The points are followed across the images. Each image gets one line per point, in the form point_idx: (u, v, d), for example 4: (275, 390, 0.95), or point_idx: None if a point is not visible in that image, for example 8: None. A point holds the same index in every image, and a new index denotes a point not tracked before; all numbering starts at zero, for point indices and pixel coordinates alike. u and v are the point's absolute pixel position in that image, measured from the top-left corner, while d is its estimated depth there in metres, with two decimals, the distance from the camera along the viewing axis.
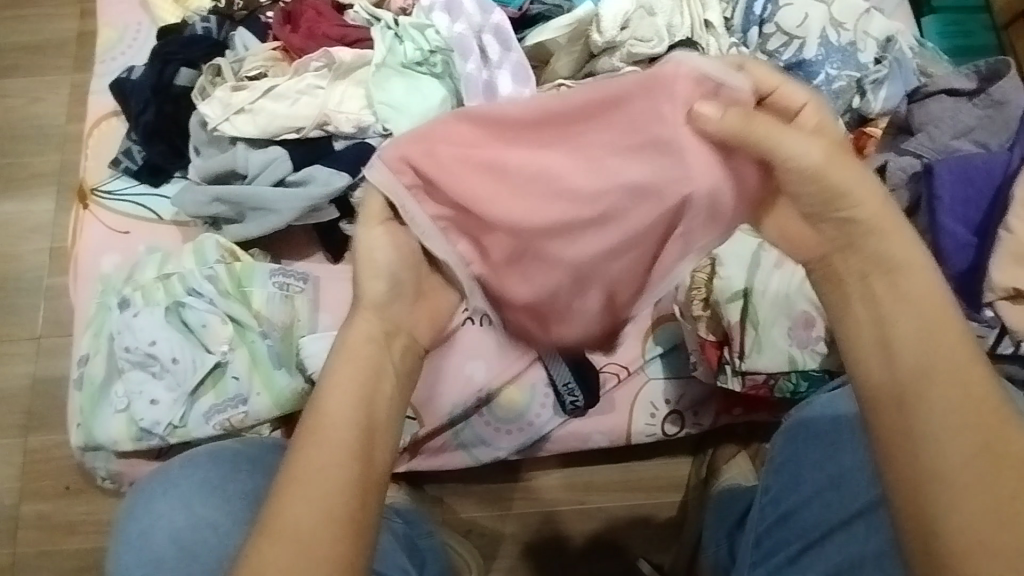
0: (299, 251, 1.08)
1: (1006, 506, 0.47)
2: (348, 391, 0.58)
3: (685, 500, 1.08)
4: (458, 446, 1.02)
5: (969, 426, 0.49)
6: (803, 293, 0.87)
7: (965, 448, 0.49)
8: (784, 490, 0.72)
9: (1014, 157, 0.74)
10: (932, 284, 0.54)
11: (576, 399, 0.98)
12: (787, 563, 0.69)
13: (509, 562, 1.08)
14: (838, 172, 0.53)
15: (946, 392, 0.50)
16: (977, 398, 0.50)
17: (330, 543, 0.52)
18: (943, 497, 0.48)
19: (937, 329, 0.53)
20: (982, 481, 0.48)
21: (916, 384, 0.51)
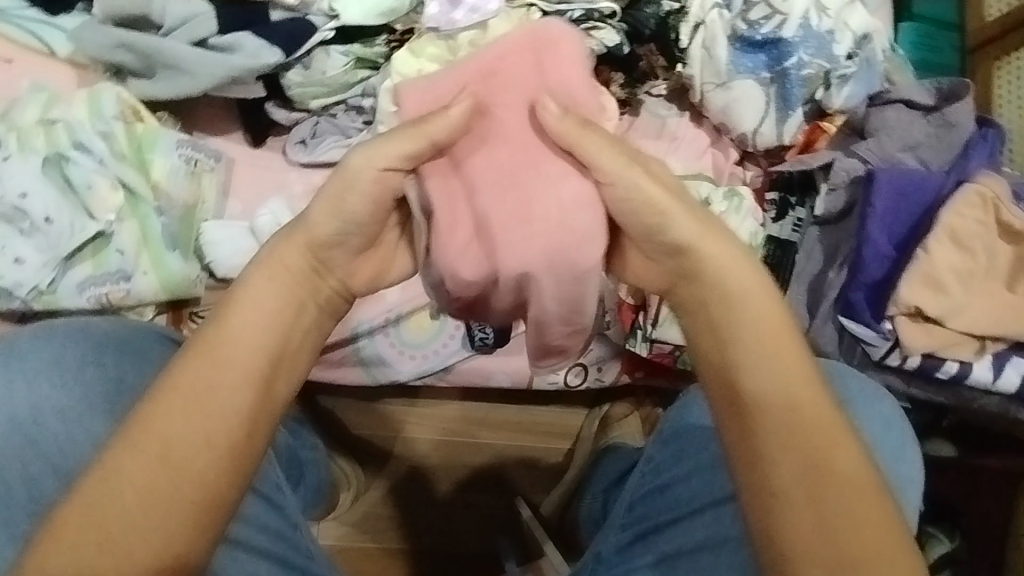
0: (213, 126, 0.97)
1: (829, 522, 0.46)
2: (259, 310, 0.51)
3: (571, 449, 1.12)
4: (357, 363, 0.98)
5: (795, 444, 0.48)
6: None
7: (793, 462, 0.48)
8: (669, 463, 0.67)
9: (948, 182, 0.79)
10: (770, 308, 0.52)
11: (486, 336, 0.97)
12: (653, 531, 0.64)
13: (389, 483, 1.08)
14: (672, 210, 0.54)
15: (778, 412, 0.49)
16: (821, 429, 0.49)
17: (203, 467, 0.47)
18: (784, 511, 0.47)
19: (778, 358, 0.50)
20: (808, 498, 0.47)
21: (757, 402, 0.50)
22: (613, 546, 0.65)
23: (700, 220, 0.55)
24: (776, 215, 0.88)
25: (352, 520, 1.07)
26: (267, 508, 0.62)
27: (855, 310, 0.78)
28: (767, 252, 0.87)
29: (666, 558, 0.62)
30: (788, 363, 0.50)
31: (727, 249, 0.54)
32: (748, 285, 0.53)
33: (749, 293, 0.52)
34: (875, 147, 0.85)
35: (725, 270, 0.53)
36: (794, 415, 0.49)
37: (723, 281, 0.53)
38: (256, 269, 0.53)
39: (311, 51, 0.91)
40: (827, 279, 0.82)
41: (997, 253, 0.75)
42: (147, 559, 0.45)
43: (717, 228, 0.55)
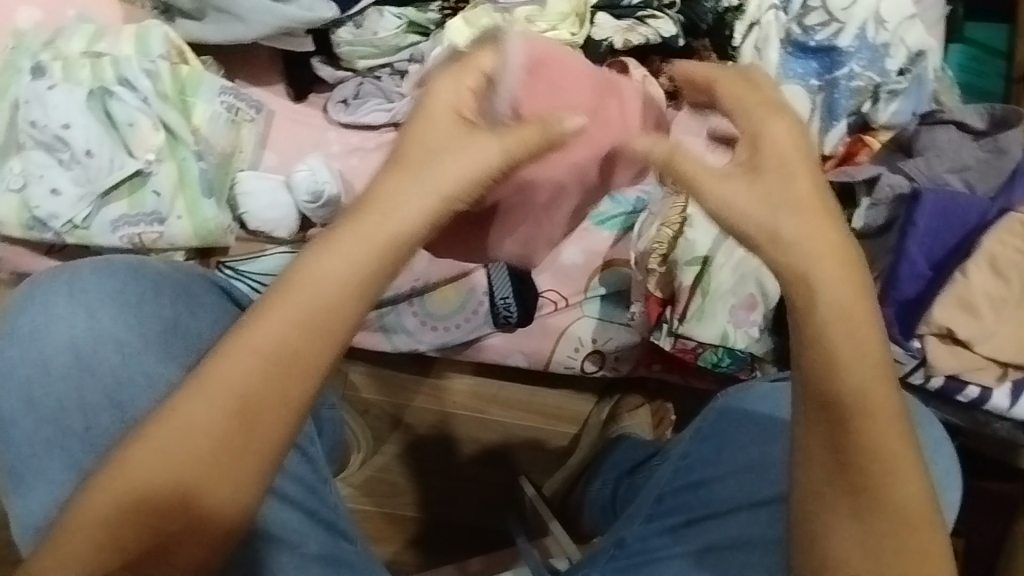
0: (255, 76, 0.96)
1: (878, 536, 0.49)
2: (346, 270, 0.46)
3: (578, 434, 1.13)
4: (378, 329, 0.98)
5: (874, 467, 0.48)
6: (755, 277, 0.89)
7: (860, 481, 0.48)
8: (703, 461, 0.68)
9: (993, 210, 0.79)
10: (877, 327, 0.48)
11: (510, 315, 0.98)
12: (683, 525, 0.65)
13: (398, 449, 1.09)
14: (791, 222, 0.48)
15: (874, 434, 0.48)
16: (894, 454, 0.49)
17: (277, 428, 0.45)
18: (829, 518, 0.49)
19: (869, 378, 0.48)
20: (865, 513, 0.49)
21: (857, 419, 0.48)
22: (638, 534, 0.66)
23: (814, 221, 0.48)
24: None
25: (358, 481, 1.08)
26: (302, 461, 0.62)
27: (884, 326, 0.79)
28: None
29: (690, 551, 0.63)
30: (872, 384, 0.48)
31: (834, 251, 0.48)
32: (850, 295, 0.48)
33: (849, 304, 0.48)
34: (921, 166, 0.86)
35: (841, 284, 0.48)
36: (879, 432, 0.48)
37: (829, 293, 0.47)
38: (343, 220, 0.47)
39: (365, 10, 0.91)
40: None
41: None
42: (223, 505, 0.46)
43: (830, 215, 0.48)
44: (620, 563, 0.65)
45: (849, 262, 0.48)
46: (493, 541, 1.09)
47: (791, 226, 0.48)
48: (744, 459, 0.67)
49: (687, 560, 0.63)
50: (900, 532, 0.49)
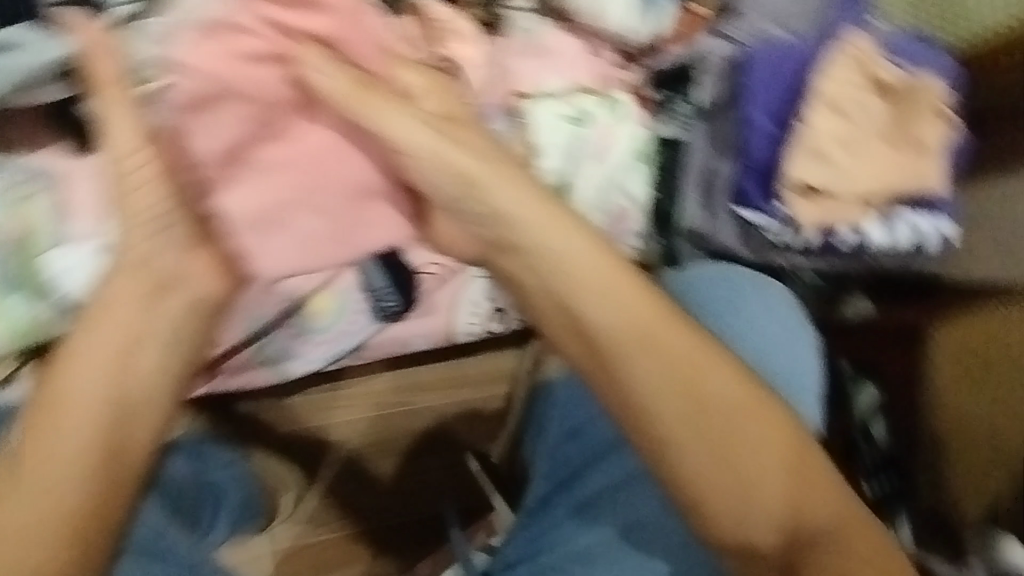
0: (26, 139, 0.82)
1: (722, 442, 0.57)
2: (97, 368, 0.58)
3: (511, 392, 1.11)
4: (263, 363, 0.92)
5: (674, 385, 0.57)
6: (621, 186, 0.84)
7: (671, 398, 0.57)
8: (578, 414, 0.70)
9: (815, 46, 0.77)
10: (605, 266, 0.60)
11: (389, 304, 0.94)
12: (570, 477, 0.68)
13: (335, 470, 1.05)
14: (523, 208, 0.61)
15: (646, 363, 0.58)
16: (709, 369, 0.58)
17: (71, 490, 0.55)
18: (676, 448, 0.57)
19: (620, 311, 0.59)
20: (682, 424, 0.57)
21: (615, 347, 0.58)
22: (537, 498, 0.69)
23: (547, 216, 0.61)
24: (661, 114, 0.85)
25: (305, 516, 1.04)
26: (149, 560, 0.67)
27: (746, 197, 0.78)
28: (658, 155, 0.84)
29: (586, 502, 0.67)
30: (669, 330, 0.58)
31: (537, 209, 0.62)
32: (592, 261, 0.60)
33: (582, 263, 0.60)
34: (742, 25, 0.80)
35: (550, 248, 0.61)
36: (660, 355, 0.58)
37: (547, 248, 0.61)
38: (93, 316, 0.61)
39: (112, 26, 0.78)
40: (718, 172, 0.81)
41: (871, 108, 0.76)
42: None
43: (562, 213, 0.62)
44: (533, 531, 0.67)
45: (554, 217, 0.61)
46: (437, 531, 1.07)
47: (496, 189, 0.62)
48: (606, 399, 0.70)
49: (585, 511, 0.66)
50: (738, 425, 0.58)
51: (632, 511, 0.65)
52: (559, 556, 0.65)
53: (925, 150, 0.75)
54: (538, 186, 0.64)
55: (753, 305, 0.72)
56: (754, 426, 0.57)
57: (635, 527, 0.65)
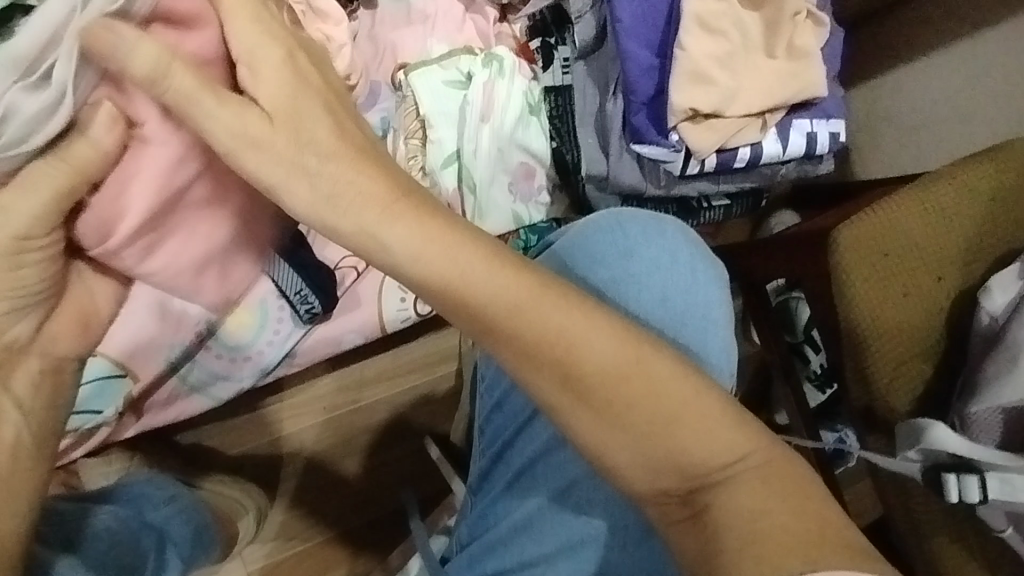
0: None
1: (613, 407, 0.49)
2: None
3: (460, 368, 1.10)
4: (191, 391, 0.88)
5: (548, 363, 0.49)
6: (517, 144, 0.82)
7: (550, 375, 0.49)
8: (500, 385, 0.69)
9: None
10: (459, 246, 0.48)
11: (313, 306, 0.90)
12: (505, 446, 0.68)
13: (295, 481, 1.03)
14: (336, 170, 0.46)
15: (517, 334, 0.49)
16: (587, 330, 0.49)
17: None
18: (568, 420, 0.50)
19: (483, 287, 0.48)
20: (576, 403, 0.50)
21: (497, 327, 0.49)
22: (479, 474, 0.70)
23: (394, 207, 0.47)
24: (544, 64, 0.83)
25: (274, 533, 1.01)
26: None
27: (641, 134, 0.76)
28: (548, 105, 0.83)
29: (519, 470, 0.66)
30: (554, 312, 0.49)
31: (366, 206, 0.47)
32: (446, 249, 0.48)
33: (440, 257, 0.48)
34: None
35: (405, 238, 0.47)
36: (524, 326, 0.49)
37: (406, 258, 0.47)
38: None
39: None
40: (607, 112, 0.79)
41: (746, 24, 0.73)
42: None
43: (381, 162, 0.48)
44: (480, 508, 0.68)
45: (389, 191, 0.47)
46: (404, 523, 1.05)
47: (317, 170, 0.46)
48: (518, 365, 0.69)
49: (520, 478, 0.66)
50: (636, 388, 0.49)
51: (563, 475, 0.65)
52: (502, 528, 0.66)
53: (806, 54, 0.73)
54: (378, 155, 0.48)
55: (640, 241, 0.70)
56: (649, 386, 0.49)
57: (568, 491, 0.64)
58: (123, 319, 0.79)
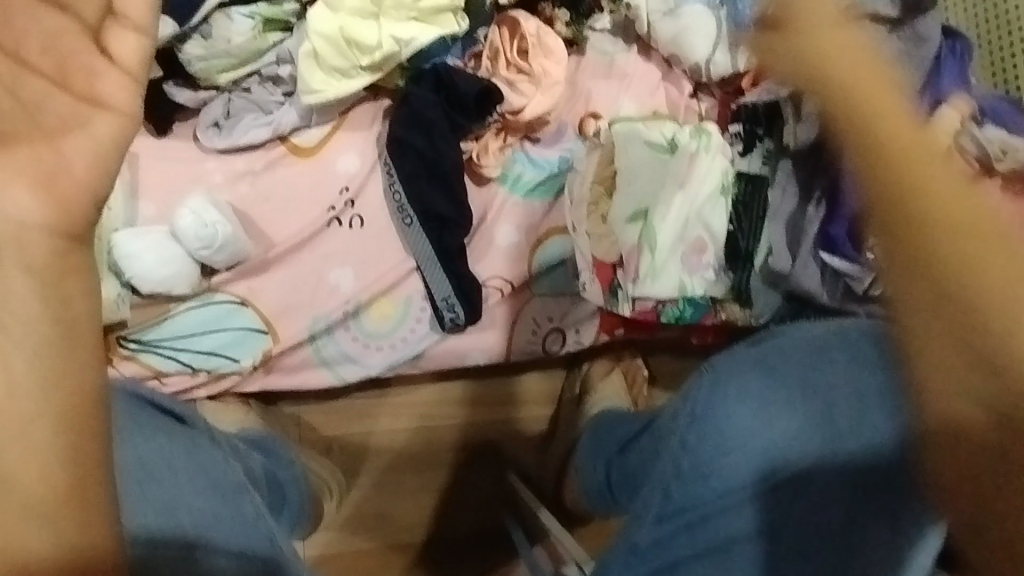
0: None
1: (937, 266, 0.44)
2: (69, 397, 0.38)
3: (556, 413, 1.09)
4: (319, 364, 0.89)
5: (880, 176, 0.46)
6: (701, 218, 0.84)
7: (897, 170, 0.46)
8: (706, 453, 0.65)
9: (921, 102, 0.74)
10: (886, 129, 0.46)
11: (456, 316, 0.91)
12: (697, 520, 0.65)
13: (373, 478, 1.02)
14: (842, 64, 0.47)
15: (927, 174, 0.46)
16: (931, 183, 0.46)
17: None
18: (941, 243, 0.44)
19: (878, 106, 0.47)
20: (917, 297, 0.45)
21: (898, 147, 0.46)
22: (651, 539, 0.65)
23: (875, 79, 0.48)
24: (742, 150, 0.86)
25: (340, 524, 1.01)
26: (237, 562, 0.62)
27: (834, 244, 0.79)
28: (738, 190, 0.84)
29: (714, 546, 0.64)
30: (901, 128, 0.46)
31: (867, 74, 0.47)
32: (852, 66, 0.47)
33: (846, 72, 0.47)
34: None
35: (874, 106, 0.47)
36: (910, 163, 0.46)
37: (831, 57, 0.46)
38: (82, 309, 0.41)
39: (210, 16, 0.80)
40: (807, 214, 0.82)
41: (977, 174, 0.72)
42: None
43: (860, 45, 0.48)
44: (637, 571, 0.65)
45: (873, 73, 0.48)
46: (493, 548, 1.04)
47: (828, 30, 0.47)
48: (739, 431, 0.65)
49: (711, 557, 0.64)
50: (991, 241, 0.44)
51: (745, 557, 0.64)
52: None
53: None
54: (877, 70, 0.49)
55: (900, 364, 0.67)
56: (998, 284, 0.44)
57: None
58: (293, 267, 0.88)
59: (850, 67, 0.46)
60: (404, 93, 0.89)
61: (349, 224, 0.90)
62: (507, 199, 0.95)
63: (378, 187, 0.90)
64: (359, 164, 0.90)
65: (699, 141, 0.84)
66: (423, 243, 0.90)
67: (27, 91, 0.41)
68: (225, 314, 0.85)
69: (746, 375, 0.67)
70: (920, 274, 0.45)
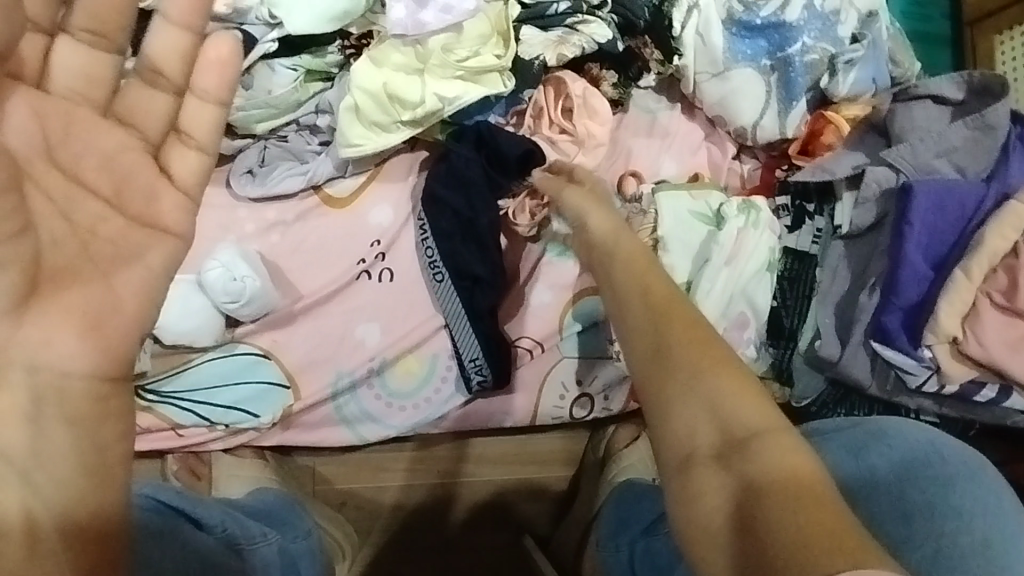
0: None
1: (718, 402, 0.48)
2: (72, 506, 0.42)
3: (577, 474, 1.05)
4: (339, 422, 0.86)
5: (647, 329, 0.52)
6: (746, 295, 0.80)
7: (678, 329, 0.51)
8: None
9: (991, 192, 0.70)
10: (657, 285, 0.55)
11: (484, 379, 0.88)
12: None
13: (386, 535, 0.99)
14: (627, 237, 0.60)
15: (701, 360, 0.50)
16: (705, 356, 0.50)
17: None
18: (683, 377, 0.49)
19: (646, 284, 0.55)
20: (735, 413, 0.48)
21: (662, 302, 0.54)
22: None
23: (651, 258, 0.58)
24: (792, 224, 0.81)
25: None
26: None
27: (890, 337, 0.72)
28: (784, 265, 0.80)
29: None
30: (641, 276, 0.56)
31: (633, 253, 0.58)
32: (636, 269, 0.57)
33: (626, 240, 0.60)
34: (907, 153, 0.73)
35: (639, 268, 0.57)
36: (658, 318, 0.52)
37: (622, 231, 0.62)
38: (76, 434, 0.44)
39: (251, 67, 0.78)
40: (858, 303, 0.75)
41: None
42: None
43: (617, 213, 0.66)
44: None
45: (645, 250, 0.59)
46: None
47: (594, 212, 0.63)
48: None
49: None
50: (703, 379, 0.49)
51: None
52: None
53: None
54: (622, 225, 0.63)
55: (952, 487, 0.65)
56: (743, 415, 0.47)
57: None
58: (319, 320, 0.85)
59: (636, 278, 0.56)
60: (442, 149, 0.87)
61: (378, 278, 0.87)
62: (541, 258, 0.93)
63: (411, 241, 0.88)
64: (392, 217, 0.88)
65: (747, 213, 0.80)
66: (455, 301, 0.87)
67: (80, 213, 0.43)
68: (249, 367, 0.83)
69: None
70: (678, 388, 0.49)
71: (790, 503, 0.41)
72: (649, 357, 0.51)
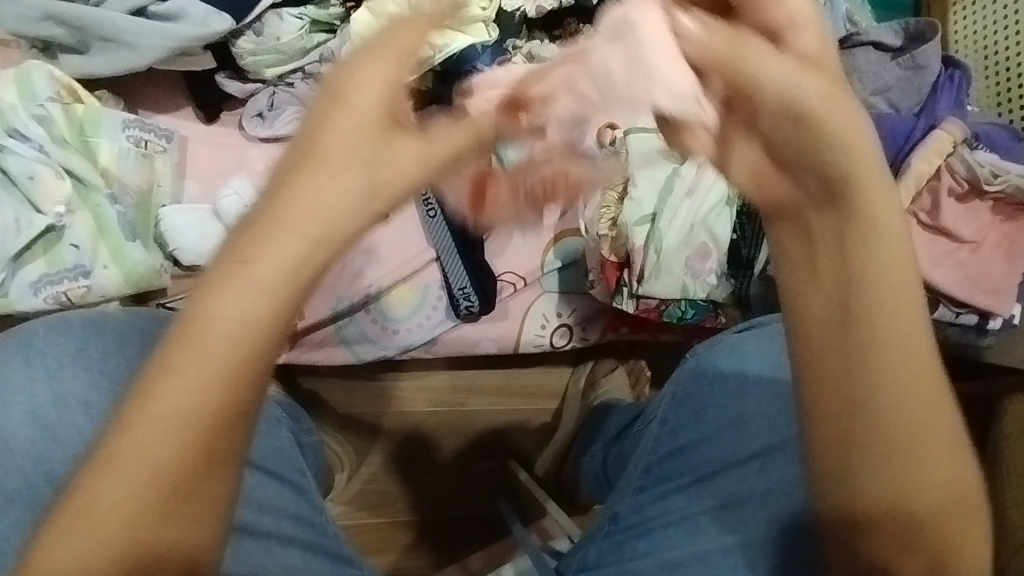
0: (160, 102, 0.88)
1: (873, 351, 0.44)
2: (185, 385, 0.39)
3: (560, 408, 1.14)
4: (338, 343, 0.96)
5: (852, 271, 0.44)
6: (706, 226, 0.89)
7: (858, 251, 0.43)
8: (687, 429, 0.71)
9: (918, 126, 0.80)
10: (880, 199, 0.44)
11: (471, 305, 0.97)
12: (675, 491, 0.68)
13: (382, 457, 1.08)
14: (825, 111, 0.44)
15: (886, 282, 0.43)
16: (877, 274, 0.43)
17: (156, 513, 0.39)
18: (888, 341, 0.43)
19: (861, 179, 0.43)
20: (905, 372, 0.44)
21: (858, 222, 0.43)
22: (630, 506, 0.70)
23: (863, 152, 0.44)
24: None
25: (348, 498, 1.06)
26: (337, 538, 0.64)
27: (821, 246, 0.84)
28: (743, 200, 0.90)
29: (684, 516, 0.67)
30: (871, 188, 0.43)
31: (863, 153, 0.44)
32: (862, 170, 0.43)
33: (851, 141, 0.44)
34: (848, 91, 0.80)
35: (857, 166, 0.43)
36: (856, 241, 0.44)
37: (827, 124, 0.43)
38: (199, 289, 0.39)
39: (262, 16, 0.84)
40: None
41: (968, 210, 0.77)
42: None
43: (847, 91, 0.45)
44: (616, 538, 0.68)
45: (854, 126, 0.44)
46: (491, 529, 1.09)
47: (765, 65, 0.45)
48: (753, 415, 0.69)
49: (682, 526, 0.66)
50: (890, 323, 0.44)
51: (746, 531, 0.64)
52: (647, 564, 0.66)
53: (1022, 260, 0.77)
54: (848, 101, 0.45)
55: None
56: (909, 367, 0.44)
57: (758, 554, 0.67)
58: None
59: (860, 186, 0.43)
60: None
61: None
62: None
63: None
64: None
65: None
66: (444, 231, 0.95)
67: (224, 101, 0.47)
68: None
69: (774, 374, 0.71)
70: (863, 381, 0.44)
71: (923, 479, 0.45)
72: (832, 310, 0.44)
